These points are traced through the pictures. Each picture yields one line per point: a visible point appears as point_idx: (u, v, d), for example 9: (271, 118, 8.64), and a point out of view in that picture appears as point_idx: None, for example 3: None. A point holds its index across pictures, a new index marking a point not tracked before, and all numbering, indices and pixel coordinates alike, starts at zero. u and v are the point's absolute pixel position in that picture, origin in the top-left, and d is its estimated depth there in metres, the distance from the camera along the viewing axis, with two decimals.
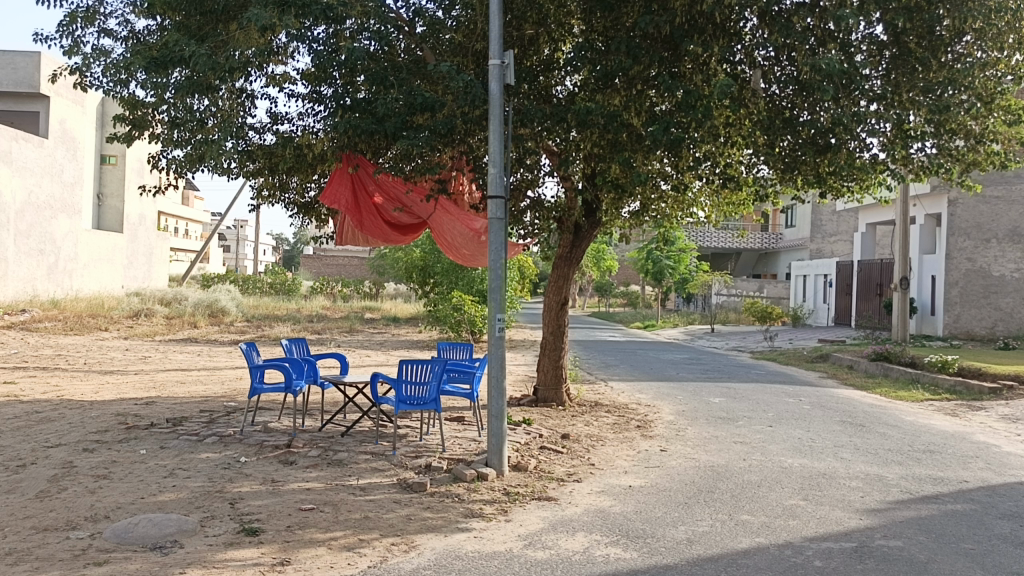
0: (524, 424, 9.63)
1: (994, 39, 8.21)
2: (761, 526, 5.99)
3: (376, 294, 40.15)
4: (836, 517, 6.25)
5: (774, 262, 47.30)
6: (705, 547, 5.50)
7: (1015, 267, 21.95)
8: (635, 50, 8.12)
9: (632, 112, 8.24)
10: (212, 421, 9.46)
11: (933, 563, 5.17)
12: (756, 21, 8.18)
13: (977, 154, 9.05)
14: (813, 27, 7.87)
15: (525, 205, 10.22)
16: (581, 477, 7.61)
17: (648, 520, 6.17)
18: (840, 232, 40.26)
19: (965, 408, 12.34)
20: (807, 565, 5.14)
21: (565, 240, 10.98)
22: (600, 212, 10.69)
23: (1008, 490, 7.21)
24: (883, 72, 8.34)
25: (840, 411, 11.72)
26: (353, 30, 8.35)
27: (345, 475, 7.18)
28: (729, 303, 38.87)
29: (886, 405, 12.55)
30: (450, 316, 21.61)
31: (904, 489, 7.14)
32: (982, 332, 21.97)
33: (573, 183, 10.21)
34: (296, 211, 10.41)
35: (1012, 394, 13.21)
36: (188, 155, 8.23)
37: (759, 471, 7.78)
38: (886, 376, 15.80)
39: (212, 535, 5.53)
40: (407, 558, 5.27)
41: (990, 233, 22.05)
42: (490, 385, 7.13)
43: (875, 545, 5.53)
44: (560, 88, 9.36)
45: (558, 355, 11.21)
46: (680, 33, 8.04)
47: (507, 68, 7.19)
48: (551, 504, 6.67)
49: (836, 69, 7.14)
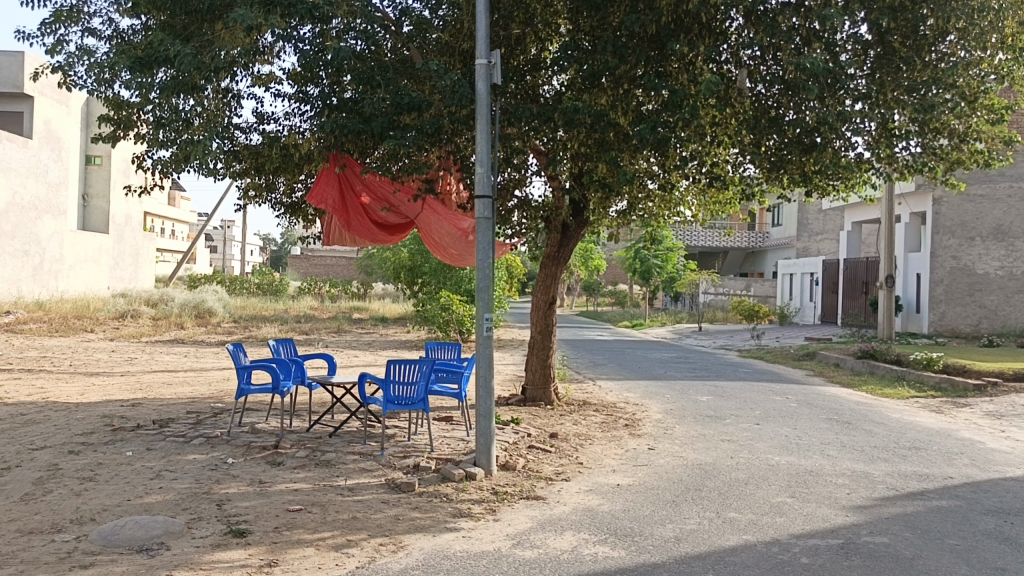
0: (512, 424, 9.63)
1: (978, 38, 8.23)
2: (748, 523, 6.02)
3: (364, 294, 40.04)
4: (822, 513, 6.28)
5: (761, 261, 47.54)
6: (693, 545, 5.52)
7: (999, 264, 22.13)
8: (621, 49, 8.12)
9: (619, 111, 8.30)
10: (199, 422, 9.41)
11: (919, 559, 5.21)
12: (742, 21, 8.21)
13: (961, 152, 9.11)
14: (799, 26, 7.91)
15: (512, 205, 10.34)
16: (570, 475, 7.63)
17: (636, 518, 6.19)
18: (827, 231, 40.50)
19: (950, 405, 12.45)
20: (794, 562, 5.17)
21: (553, 239, 10.99)
22: (588, 211, 10.70)
23: (992, 486, 7.28)
24: (868, 71, 8.40)
25: (826, 408, 11.79)
26: (339, 29, 8.34)
27: (333, 476, 7.16)
28: (717, 301, 39.00)
29: (872, 402, 12.62)
30: (439, 316, 21.56)
31: (890, 485, 7.20)
32: (967, 329, 22.18)
33: (560, 183, 10.21)
34: (283, 211, 10.39)
35: (996, 390, 13.32)
36: (174, 155, 8.19)
37: (747, 469, 7.82)
38: (872, 373, 15.92)
39: (199, 536, 5.50)
40: (396, 559, 5.26)
41: (975, 231, 22.21)
42: (478, 385, 7.11)
43: (861, 541, 5.57)
44: (547, 88, 9.38)
45: (546, 355, 11.22)
46: (666, 32, 8.08)
47: (494, 67, 7.18)
48: (540, 503, 6.68)
49: (820, 69, 7.20)
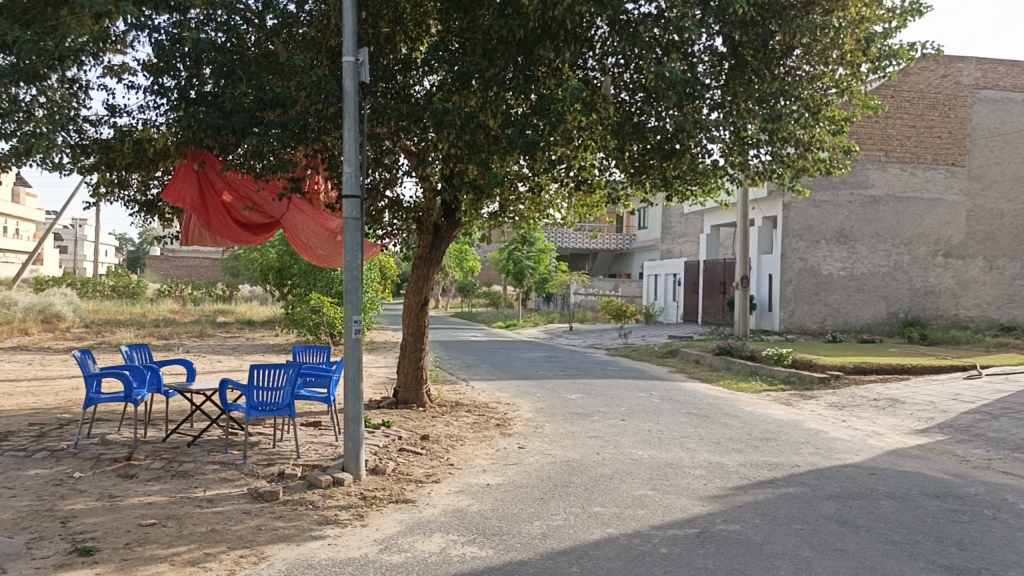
0: (383, 427, 9.50)
1: (820, 54, 8.89)
2: (611, 517, 6.20)
3: (229, 296, 38.46)
4: (681, 505, 6.55)
5: (629, 262, 49.12)
6: (559, 541, 5.63)
7: (841, 266, 23.82)
8: (490, 52, 8.28)
9: (488, 113, 8.35)
10: (42, 436, 8.76)
11: (767, 544, 5.52)
12: (606, 29, 8.39)
13: (807, 160, 9.73)
14: (660, 36, 8.25)
15: (383, 205, 10.21)
16: (440, 477, 7.61)
17: (504, 517, 6.25)
18: (689, 234, 42.31)
19: (797, 397, 13.28)
20: (653, 552, 5.36)
21: (425, 240, 10.93)
22: (459, 213, 10.66)
23: (833, 472, 7.82)
24: (723, 82, 8.80)
25: (687, 403, 12.33)
26: (198, 21, 8.01)
27: (191, 487, 6.84)
28: (587, 302, 39.99)
29: (729, 396, 13.28)
30: (308, 319, 20.99)
31: (743, 475, 7.60)
32: (813, 326, 23.77)
33: (432, 184, 10.13)
34: (137, 210, 9.84)
35: (838, 383, 14.32)
36: (13, 148, 7.61)
37: (612, 465, 8.05)
38: (729, 369, 16.78)
39: (39, 558, 5.12)
40: (258, 570, 5.08)
41: (820, 234, 23.79)
42: (347, 388, 7.00)
43: (716, 529, 5.85)
44: (419, 87, 9.28)
45: (417, 356, 11.15)
46: (533, 38, 8.22)
47: (361, 65, 7.08)
48: (409, 506, 6.63)
49: (677, 78, 7.58)
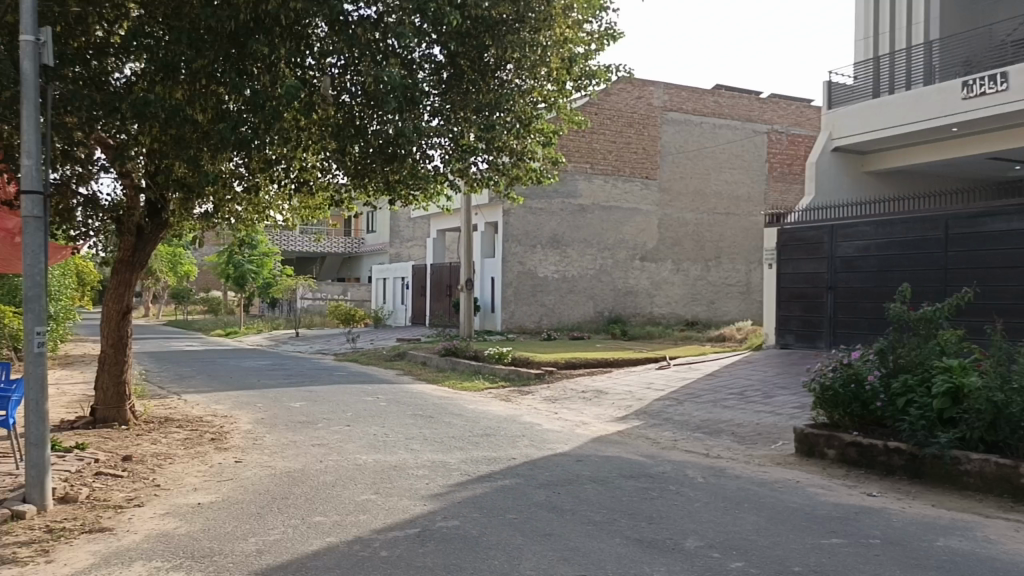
0: (76, 450, 8.52)
1: (530, 69, 9.36)
2: (331, 525, 6.08)
3: None
4: (403, 505, 6.61)
5: (357, 266, 48.76)
6: (275, 556, 5.41)
7: (555, 269, 25.57)
8: (197, 43, 7.79)
9: (197, 108, 7.86)
10: None
11: (483, 536, 5.74)
12: (326, 29, 8.18)
13: (519, 169, 10.19)
14: (378, 41, 8.24)
15: (77, 203, 9.23)
16: (144, 500, 6.97)
17: (216, 537, 5.88)
18: (416, 238, 42.97)
19: (516, 393, 14.02)
20: (373, 557, 5.34)
21: (126, 243, 9.84)
22: (168, 213, 9.81)
23: (545, 462, 8.34)
24: (441, 90, 9.02)
25: (412, 405, 12.49)
26: None
27: None
28: (315, 307, 39.10)
29: (453, 396, 13.67)
30: None
31: (464, 471, 7.85)
32: (531, 326, 25.28)
33: (134, 181, 9.27)
34: None
35: (552, 378, 15.34)
36: None
37: (334, 472, 7.91)
38: (454, 369, 17.28)
39: None
40: None
41: (536, 239, 25.33)
42: (29, 409, 6.22)
43: (435, 527, 5.97)
44: (119, 75, 8.39)
45: (119, 370, 10.15)
46: (245, 31, 7.85)
47: (43, 46, 6.29)
48: (105, 535, 5.99)
49: (396, 83, 7.66)
